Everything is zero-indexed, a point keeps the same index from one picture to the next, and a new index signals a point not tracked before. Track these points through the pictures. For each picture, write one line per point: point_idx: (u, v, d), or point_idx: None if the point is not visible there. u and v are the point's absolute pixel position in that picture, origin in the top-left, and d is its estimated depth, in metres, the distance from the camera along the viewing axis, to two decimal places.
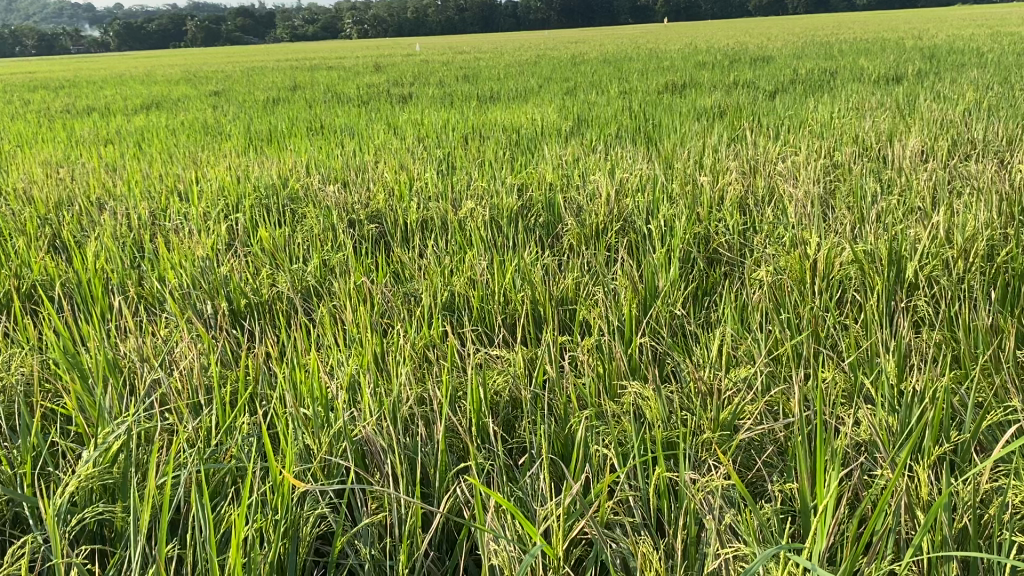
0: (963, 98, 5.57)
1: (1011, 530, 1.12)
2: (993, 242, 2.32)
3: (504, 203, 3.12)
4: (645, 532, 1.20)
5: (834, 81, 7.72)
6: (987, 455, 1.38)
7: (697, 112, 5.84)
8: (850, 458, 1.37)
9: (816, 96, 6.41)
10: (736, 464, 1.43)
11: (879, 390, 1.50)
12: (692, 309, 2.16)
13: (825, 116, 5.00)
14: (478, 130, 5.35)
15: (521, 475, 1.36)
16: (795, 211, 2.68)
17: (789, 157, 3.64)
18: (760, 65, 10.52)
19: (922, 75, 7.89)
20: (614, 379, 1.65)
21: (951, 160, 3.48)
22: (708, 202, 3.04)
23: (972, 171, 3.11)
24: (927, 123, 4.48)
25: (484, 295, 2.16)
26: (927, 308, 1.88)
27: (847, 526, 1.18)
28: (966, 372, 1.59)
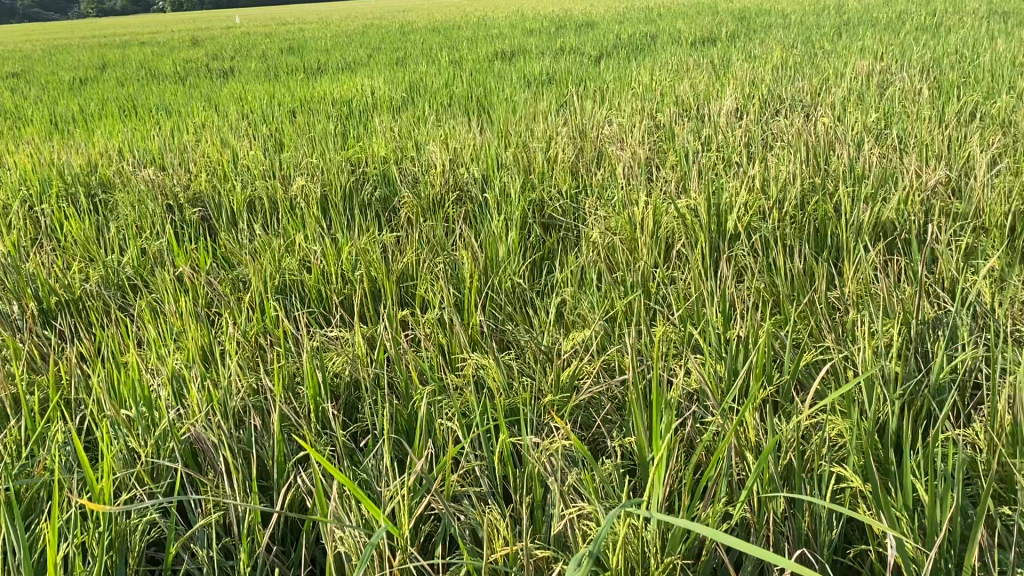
0: (771, 57, 5.91)
1: (830, 463, 1.20)
2: (803, 192, 2.47)
3: (336, 179, 3.03)
4: (492, 502, 1.19)
5: (654, 45, 7.98)
6: (807, 394, 1.47)
7: (525, 78, 5.88)
8: (684, 408, 1.42)
9: (637, 60, 6.61)
10: (577, 425, 1.45)
11: (708, 339, 1.56)
12: (530, 275, 2.17)
13: (647, 78, 5.17)
14: (306, 105, 5.18)
15: (363, 457, 1.32)
16: (623, 173, 2.76)
17: (614, 120, 3.73)
18: (584, 30, 10.74)
19: (735, 36, 8.30)
20: (456, 351, 1.63)
21: (763, 116, 3.67)
22: (540, 168, 3.07)
23: (781, 125, 3.30)
24: (739, 81, 4.72)
25: (318, 276, 2.09)
26: (748, 257, 1.97)
27: (682, 475, 1.23)
28: (784, 316, 1.69)
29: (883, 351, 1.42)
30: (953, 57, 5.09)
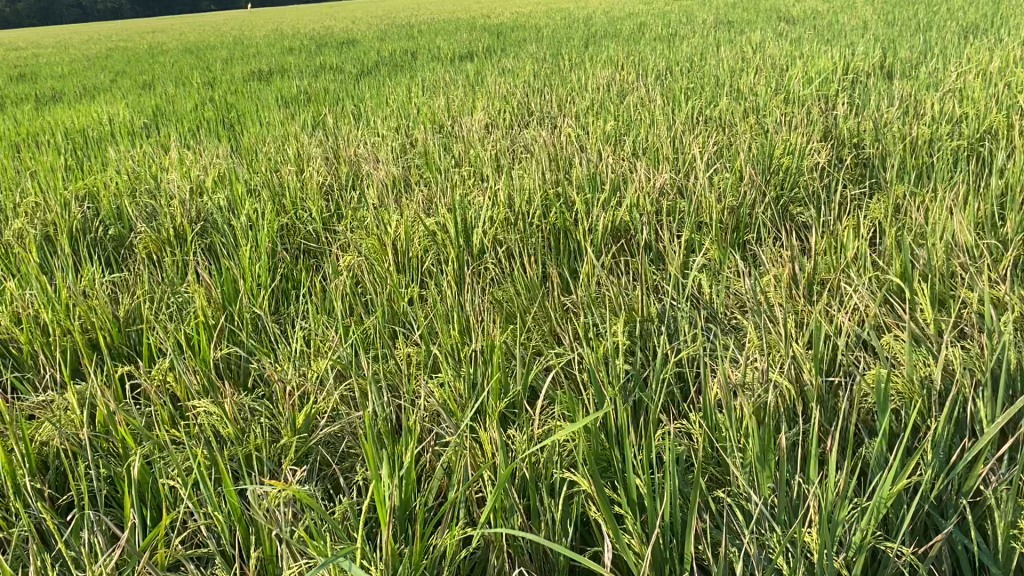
0: (523, 71, 6.14)
1: (561, 472, 1.23)
2: (546, 202, 2.57)
3: (61, 217, 2.77)
4: (218, 563, 1.12)
5: (413, 61, 8.03)
6: (545, 401, 1.51)
7: (279, 99, 5.71)
8: (424, 432, 1.41)
9: (395, 77, 6.62)
10: (318, 463, 1.40)
11: (448, 357, 1.57)
12: (277, 305, 2.09)
13: (403, 96, 5.19)
14: (33, 137, 4.73)
15: (73, 534, 1.20)
16: (373, 195, 2.73)
17: (368, 140, 3.71)
18: (345, 48, 10.64)
19: (491, 51, 8.54)
20: (186, 399, 1.53)
21: (512, 130, 3.79)
22: (290, 192, 2.97)
23: (528, 138, 3.42)
24: (492, 96, 4.84)
25: (33, 328, 1.89)
26: (492, 271, 2.01)
27: (419, 503, 1.21)
28: (524, 326, 1.73)
29: (609, 353, 1.49)
30: (682, 65, 5.51)
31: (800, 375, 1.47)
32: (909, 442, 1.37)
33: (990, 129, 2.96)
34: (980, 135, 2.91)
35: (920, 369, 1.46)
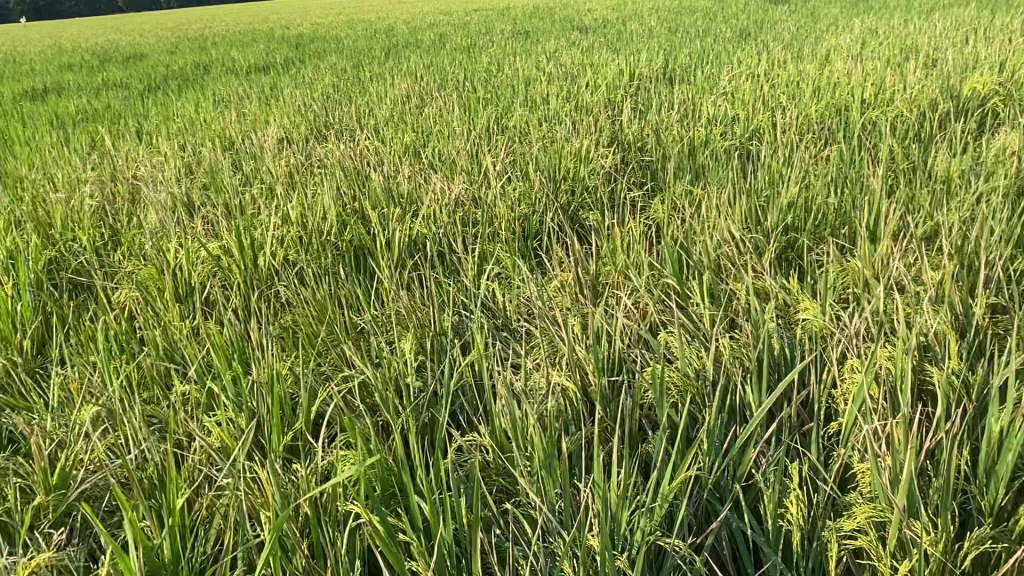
0: (321, 83, 6.01)
1: (343, 503, 1.19)
2: (340, 218, 2.51)
3: None
4: None
5: (205, 75, 7.67)
6: (333, 428, 1.46)
7: (53, 119, 5.27)
8: (201, 475, 1.32)
9: (185, 92, 6.30)
10: (81, 522, 1.28)
11: (228, 390, 1.48)
12: (41, 348, 1.91)
13: (193, 112, 4.94)
14: None
15: None
16: (154, 220, 2.57)
17: (151, 160, 3.49)
18: (132, 62, 10.02)
19: (289, 63, 8.31)
20: None
21: (308, 144, 3.69)
22: (59, 222, 2.74)
23: (322, 153, 3.34)
24: (287, 109, 4.70)
25: None
26: (280, 294, 1.93)
27: (191, 556, 1.13)
28: (312, 350, 1.67)
29: (396, 373, 1.46)
30: (480, 75, 5.58)
31: (584, 378, 1.50)
32: (687, 433, 1.42)
33: (757, 130, 3.18)
34: (748, 136, 3.13)
35: (694, 362, 1.52)
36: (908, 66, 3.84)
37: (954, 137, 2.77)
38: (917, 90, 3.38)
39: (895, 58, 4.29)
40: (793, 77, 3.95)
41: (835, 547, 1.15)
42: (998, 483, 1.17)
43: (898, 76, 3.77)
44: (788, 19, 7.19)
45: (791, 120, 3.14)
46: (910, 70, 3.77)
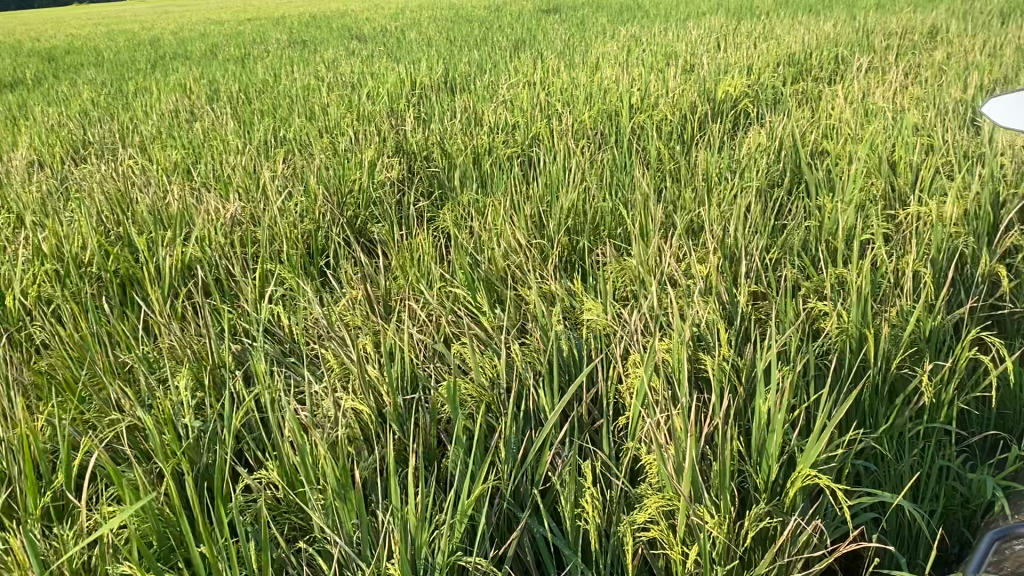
0: (77, 98, 5.54)
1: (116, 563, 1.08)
2: (103, 246, 2.31)
3: None
4: None
5: None
6: (101, 480, 1.32)
7: None
8: None
9: None
10: None
11: None
12: None
13: None
14: None
15: None
16: None
17: None
18: None
19: (39, 78, 7.60)
20: None
21: (63, 166, 3.38)
22: None
23: (80, 175, 3.06)
24: (37, 128, 4.28)
25: None
26: (35, 335, 1.75)
27: None
28: (75, 395, 1.52)
29: (171, 413, 1.35)
30: (255, 87, 5.36)
31: (377, 398, 1.46)
32: (484, 444, 1.42)
33: (535, 136, 3.27)
34: (528, 142, 3.20)
35: (486, 371, 1.52)
36: (669, 71, 4.09)
37: (712, 137, 2.98)
38: (678, 94, 3.61)
39: (657, 64, 4.56)
40: (567, 84, 4.10)
41: (630, 540, 1.18)
42: (769, 459, 1.26)
43: (661, 81, 4.01)
44: (559, 28, 7.48)
45: (566, 126, 3.25)
46: (671, 75, 4.02)
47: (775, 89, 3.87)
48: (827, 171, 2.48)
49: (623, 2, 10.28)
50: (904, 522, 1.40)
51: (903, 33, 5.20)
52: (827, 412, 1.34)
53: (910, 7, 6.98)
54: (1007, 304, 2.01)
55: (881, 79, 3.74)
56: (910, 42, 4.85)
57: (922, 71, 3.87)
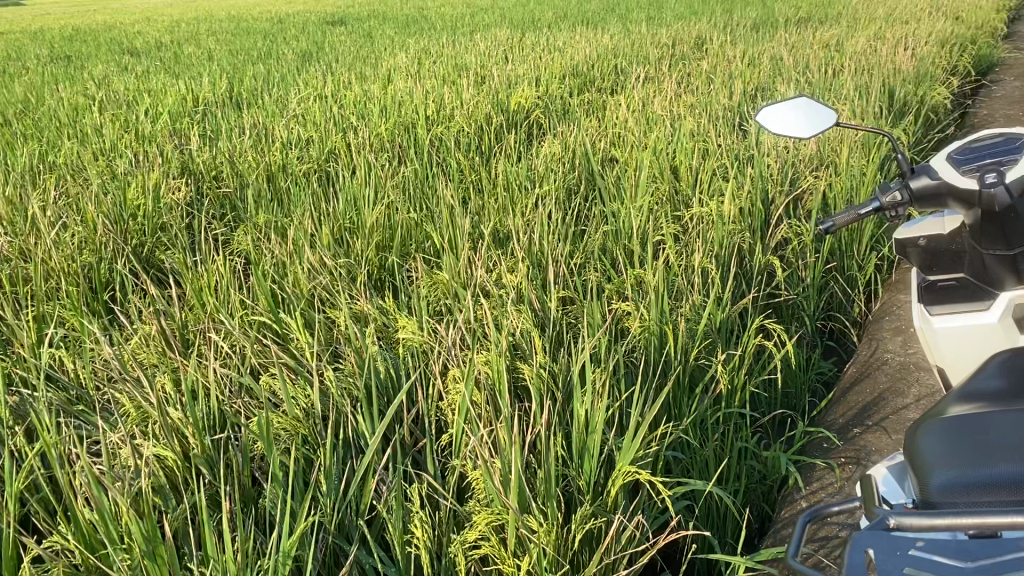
0: None
1: None
2: None
3: None
4: None
5: None
6: None
7: None
8: None
9: None
10: None
11: None
12: None
13: None
14: None
15: None
16: None
17: None
18: None
19: None
20: None
21: None
22: None
23: None
24: None
25: None
26: None
27: None
28: None
29: None
30: (13, 106, 4.88)
31: (182, 440, 1.36)
32: (304, 477, 1.36)
33: (331, 151, 3.19)
34: (324, 158, 3.12)
35: (300, 400, 1.45)
36: (461, 83, 4.13)
37: (509, 148, 3.04)
38: (471, 105, 3.66)
39: (448, 76, 4.60)
40: (360, 97, 4.04)
41: (462, 559, 1.17)
42: (590, 461, 1.29)
43: (454, 92, 4.04)
44: (347, 40, 7.37)
45: (363, 140, 3.20)
46: (463, 86, 4.06)
47: (564, 99, 4.01)
48: (618, 176, 2.59)
49: (410, 14, 10.31)
50: (714, 505, 1.47)
51: (674, 44, 5.56)
52: (639, 409, 1.39)
53: (678, 18, 7.48)
54: (783, 292, 2.19)
55: (658, 88, 3.98)
56: (680, 53, 5.20)
57: (693, 79, 4.16)
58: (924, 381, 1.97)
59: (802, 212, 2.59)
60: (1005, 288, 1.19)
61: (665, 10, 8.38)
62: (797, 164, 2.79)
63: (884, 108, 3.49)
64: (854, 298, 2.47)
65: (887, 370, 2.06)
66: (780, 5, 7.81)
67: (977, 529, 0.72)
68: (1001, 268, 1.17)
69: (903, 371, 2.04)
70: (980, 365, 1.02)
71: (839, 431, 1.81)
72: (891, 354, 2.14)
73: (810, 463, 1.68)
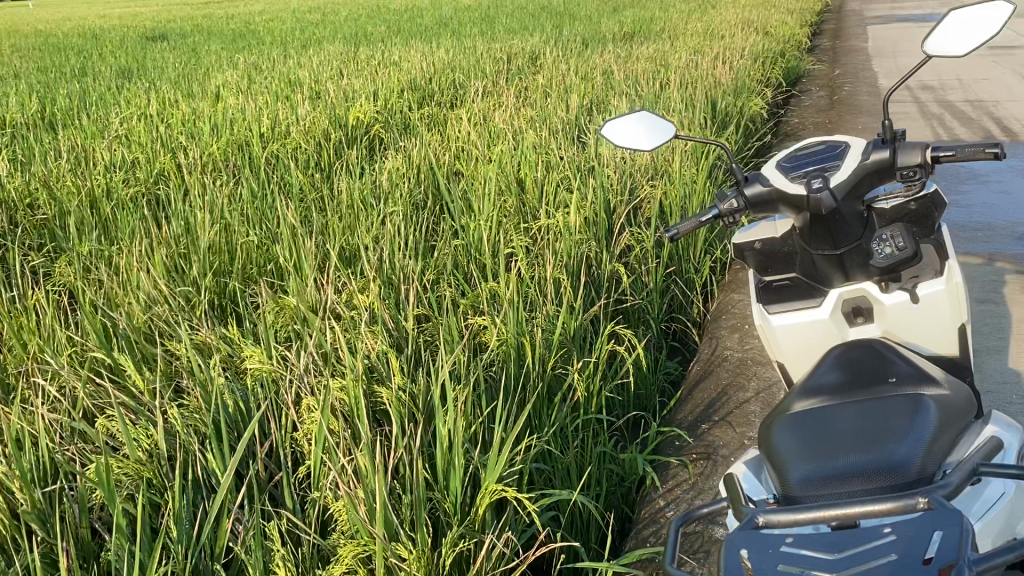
0: None
1: None
2: None
3: None
4: None
5: None
6: None
7: None
8: None
9: None
10: None
11: None
12: None
13: None
14: None
15: None
16: None
17: None
18: None
19: None
20: None
21: None
22: None
23: None
24: None
25: None
26: None
27: None
28: None
29: None
30: None
31: (10, 497, 1.24)
32: (152, 523, 1.27)
33: (160, 173, 3.02)
34: (153, 180, 2.95)
35: (142, 442, 1.36)
36: (296, 99, 4.02)
37: (350, 165, 2.98)
38: (309, 121, 3.57)
39: (283, 92, 4.47)
40: (188, 115, 3.86)
41: None
42: (456, 481, 1.28)
43: (288, 108, 3.93)
44: (169, 56, 7.02)
45: (195, 160, 3.05)
46: (298, 102, 3.96)
47: (403, 113, 3.99)
48: (464, 190, 2.60)
49: (237, 28, 9.97)
50: (578, 512, 1.49)
51: (508, 58, 5.66)
52: (501, 425, 1.40)
53: (510, 32, 7.62)
54: (630, 297, 2.26)
55: (497, 101, 4.03)
56: (515, 66, 5.29)
57: (530, 93, 4.24)
58: (762, 374, 2.09)
59: (641, 219, 2.68)
60: (833, 285, 1.27)
61: (497, 24, 8.52)
62: (634, 173, 2.90)
63: (708, 118, 3.68)
64: (693, 300, 2.59)
65: (728, 366, 2.17)
66: (606, 20, 8.11)
67: (838, 521, 0.78)
68: (829, 267, 1.26)
69: (742, 366, 2.15)
70: (817, 363, 1.09)
71: (689, 429, 1.89)
72: (730, 350, 2.25)
73: (665, 462, 1.74)
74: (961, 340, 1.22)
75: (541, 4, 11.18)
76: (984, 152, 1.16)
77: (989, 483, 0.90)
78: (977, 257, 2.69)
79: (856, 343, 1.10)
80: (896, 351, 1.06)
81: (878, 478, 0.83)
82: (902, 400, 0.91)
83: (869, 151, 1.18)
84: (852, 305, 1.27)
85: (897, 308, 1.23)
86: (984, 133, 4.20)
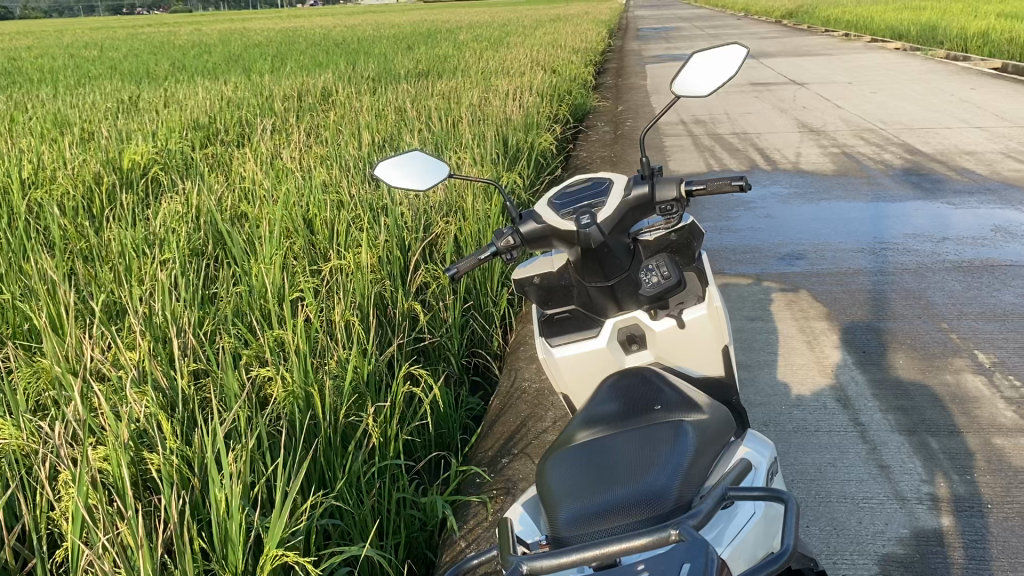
0: None
1: None
2: None
3: None
4: None
5: None
6: None
7: None
8: None
9: None
10: None
11: None
12: None
13: None
14: None
15: None
16: None
17: None
18: None
19: None
20: None
21: None
22: None
23: None
24: None
25: None
26: None
27: None
28: None
29: None
30: None
31: None
32: None
33: None
34: None
35: None
36: (61, 142, 3.70)
37: (124, 212, 2.77)
38: (77, 165, 3.29)
39: (48, 134, 4.12)
40: None
41: None
42: (234, 550, 1.19)
43: (52, 151, 3.60)
44: None
45: None
46: (65, 144, 3.65)
47: (185, 155, 3.78)
48: (249, 233, 2.48)
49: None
50: (376, 566, 1.44)
51: (299, 95, 5.53)
52: (285, 482, 1.32)
53: (302, 69, 7.46)
54: (426, 335, 2.23)
55: (286, 140, 3.91)
56: (307, 104, 5.18)
57: (322, 131, 4.15)
58: (558, 404, 2.13)
59: (437, 256, 2.67)
60: (607, 315, 1.32)
61: (288, 61, 8.33)
62: (428, 211, 2.89)
63: (500, 155, 3.75)
64: (492, 334, 2.60)
65: (526, 398, 2.19)
66: (400, 58, 8.14)
67: (600, 560, 0.75)
68: (603, 298, 1.30)
69: (540, 397, 2.18)
70: (593, 393, 1.12)
71: (489, 464, 1.88)
72: (528, 382, 2.28)
73: (465, 502, 1.72)
74: (725, 361, 1.29)
75: (333, 41, 11.06)
76: (730, 185, 1.23)
77: (740, 506, 0.95)
78: (747, 278, 2.90)
79: (629, 372, 1.14)
80: (664, 377, 1.11)
81: (636, 511, 0.84)
82: (666, 429, 0.94)
83: (630, 187, 1.23)
84: (626, 333, 1.31)
85: (665, 334, 1.28)
86: (750, 162, 4.57)
